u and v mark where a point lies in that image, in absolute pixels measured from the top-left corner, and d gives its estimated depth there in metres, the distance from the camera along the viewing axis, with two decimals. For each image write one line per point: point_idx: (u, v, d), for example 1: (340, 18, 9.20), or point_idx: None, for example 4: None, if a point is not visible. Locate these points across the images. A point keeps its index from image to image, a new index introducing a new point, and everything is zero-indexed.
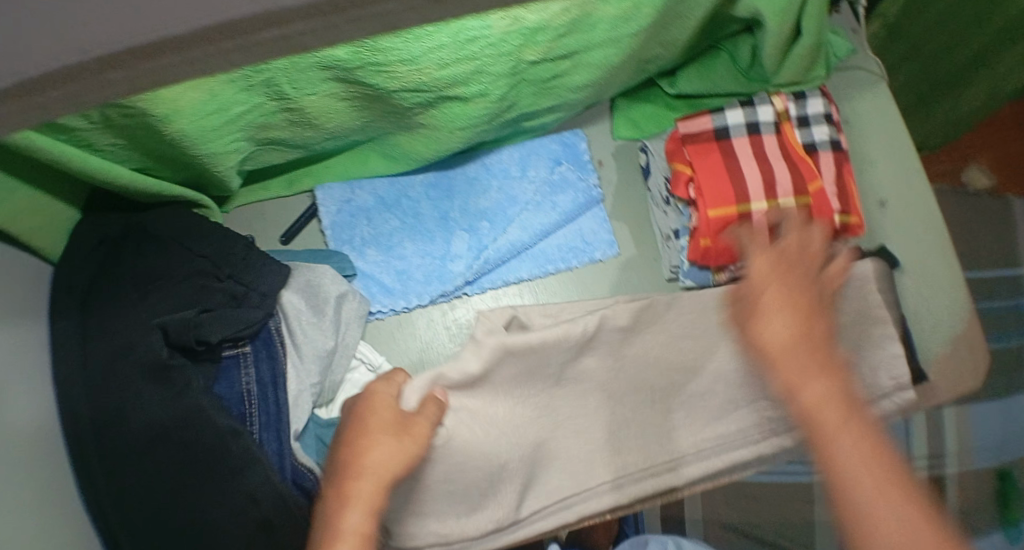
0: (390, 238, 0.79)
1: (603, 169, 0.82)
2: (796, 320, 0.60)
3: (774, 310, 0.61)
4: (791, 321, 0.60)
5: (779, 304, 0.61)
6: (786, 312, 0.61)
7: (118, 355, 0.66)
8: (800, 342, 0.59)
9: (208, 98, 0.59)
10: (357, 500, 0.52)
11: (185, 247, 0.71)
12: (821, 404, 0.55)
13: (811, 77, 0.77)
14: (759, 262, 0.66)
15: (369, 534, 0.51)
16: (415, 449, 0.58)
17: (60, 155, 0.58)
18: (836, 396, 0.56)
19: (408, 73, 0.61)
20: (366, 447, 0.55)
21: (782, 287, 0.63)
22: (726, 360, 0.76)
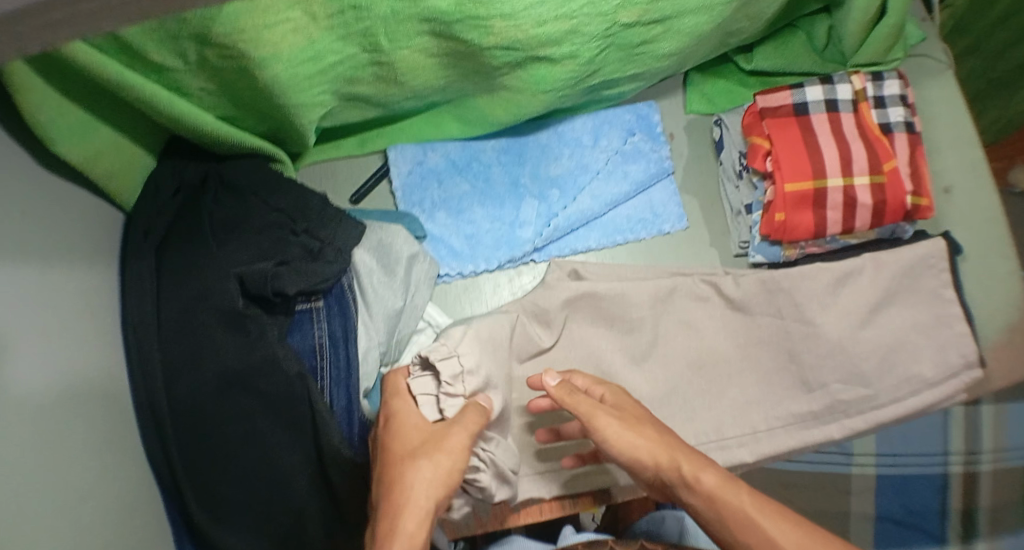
0: (460, 201, 0.78)
1: (674, 142, 0.82)
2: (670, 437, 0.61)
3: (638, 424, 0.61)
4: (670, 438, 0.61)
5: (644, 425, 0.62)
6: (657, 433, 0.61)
7: (194, 301, 0.66)
8: (671, 446, 0.60)
9: (305, 42, 0.59)
10: (409, 509, 0.51)
11: (261, 200, 0.72)
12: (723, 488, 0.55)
13: (890, 57, 0.78)
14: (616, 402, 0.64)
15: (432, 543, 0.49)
16: (459, 464, 0.55)
17: (152, 91, 0.58)
18: (730, 477, 0.57)
19: (505, 29, 0.61)
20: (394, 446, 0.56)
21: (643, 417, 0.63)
22: (796, 337, 0.76)
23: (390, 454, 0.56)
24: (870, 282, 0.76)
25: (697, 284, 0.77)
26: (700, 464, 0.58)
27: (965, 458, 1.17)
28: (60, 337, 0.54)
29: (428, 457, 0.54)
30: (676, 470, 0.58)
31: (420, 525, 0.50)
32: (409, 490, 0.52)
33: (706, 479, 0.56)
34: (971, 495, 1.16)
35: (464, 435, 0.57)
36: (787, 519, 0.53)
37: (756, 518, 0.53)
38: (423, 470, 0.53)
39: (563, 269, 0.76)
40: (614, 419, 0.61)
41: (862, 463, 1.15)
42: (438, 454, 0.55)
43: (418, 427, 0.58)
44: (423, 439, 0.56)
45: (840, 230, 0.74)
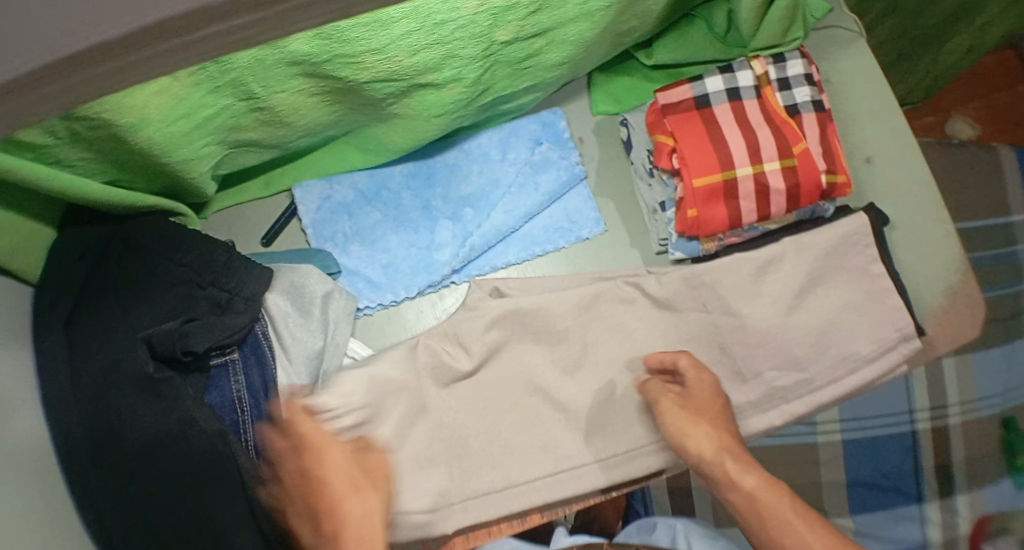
0: (374, 231, 0.78)
1: (584, 146, 0.81)
2: (710, 435, 0.66)
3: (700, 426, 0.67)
4: (712, 436, 0.66)
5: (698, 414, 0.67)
6: (707, 424, 0.67)
7: (106, 373, 0.65)
8: (729, 449, 0.65)
9: (175, 103, 0.58)
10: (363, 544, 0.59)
11: (165, 257, 0.70)
12: (762, 490, 0.62)
13: (789, 37, 0.76)
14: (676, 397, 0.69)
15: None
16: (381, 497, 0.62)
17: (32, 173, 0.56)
18: (772, 479, 0.63)
19: (378, 63, 0.59)
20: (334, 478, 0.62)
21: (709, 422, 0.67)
22: (727, 328, 0.75)
23: (326, 493, 0.61)
24: (795, 266, 0.75)
25: (620, 287, 0.75)
26: (743, 465, 0.64)
27: (931, 413, 1.15)
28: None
29: (363, 495, 0.62)
30: (721, 465, 0.64)
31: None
32: (355, 515, 0.60)
33: (748, 481, 0.63)
34: (944, 451, 1.15)
35: (343, 455, 0.64)
36: (831, 532, 0.59)
37: (798, 525, 0.59)
38: (353, 509, 0.60)
39: (483, 288, 0.75)
40: (676, 402, 0.68)
41: (828, 431, 1.13)
42: (367, 491, 0.62)
43: (343, 459, 0.63)
44: (347, 476, 0.62)
45: (756, 218, 0.73)
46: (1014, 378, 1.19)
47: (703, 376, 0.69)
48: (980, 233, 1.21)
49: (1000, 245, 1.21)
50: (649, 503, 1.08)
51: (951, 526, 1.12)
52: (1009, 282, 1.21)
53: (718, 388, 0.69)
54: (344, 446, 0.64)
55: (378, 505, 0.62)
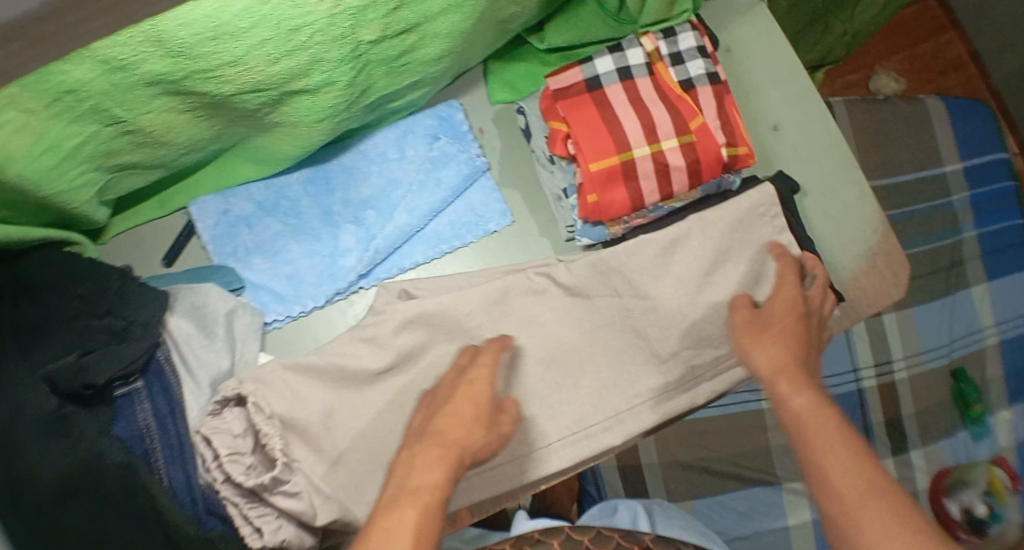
0: (274, 243, 0.76)
1: (485, 137, 0.80)
2: (777, 349, 0.65)
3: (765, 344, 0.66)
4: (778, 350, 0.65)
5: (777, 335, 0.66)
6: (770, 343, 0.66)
7: (7, 419, 0.61)
8: (784, 372, 0.62)
9: (35, 137, 0.56)
10: (438, 464, 0.54)
11: (60, 290, 0.68)
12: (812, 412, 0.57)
13: (677, 10, 0.75)
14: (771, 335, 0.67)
15: (440, 499, 0.52)
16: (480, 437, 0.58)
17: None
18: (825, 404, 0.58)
19: (239, 75, 0.58)
20: (439, 414, 0.59)
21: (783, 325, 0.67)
22: (641, 311, 0.75)
23: (442, 413, 0.59)
24: (703, 242, 0.75)
25: (530, 278, 0.75)
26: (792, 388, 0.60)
27: (877, 370, 1.16)
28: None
29: (479, 429, 0.58)
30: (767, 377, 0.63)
31: (441, 481, 0.53)
32: (435, 442, 0.56)
33: (796, 402, 0.58)
34: (892, 405, 1.15)
35: (484, 385, 0.61)
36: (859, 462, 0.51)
37: (831, 455, 0.52)
38: (474, 439, 0.58)
39: (392, 291, 0.74)
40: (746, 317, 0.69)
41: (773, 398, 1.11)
42: (489, 430, 0.59)
43: (478, 402, 0.60)
44: (478, 409, 0.59)
45: (659, 197, 0.72)
46: (958, 327, 1.19)
47: (785, 290, 0.70)
48: (913, 184, 1.21)
49: (933, 195, 1.21)
50: (601, 485, 1.08)
51: (907, 479, 1.13)
52: (944, 232, 1.21)
53: (795, 305, 0.69)
54: (507, 409, 0.61)
55: (483, 447, 0.58)
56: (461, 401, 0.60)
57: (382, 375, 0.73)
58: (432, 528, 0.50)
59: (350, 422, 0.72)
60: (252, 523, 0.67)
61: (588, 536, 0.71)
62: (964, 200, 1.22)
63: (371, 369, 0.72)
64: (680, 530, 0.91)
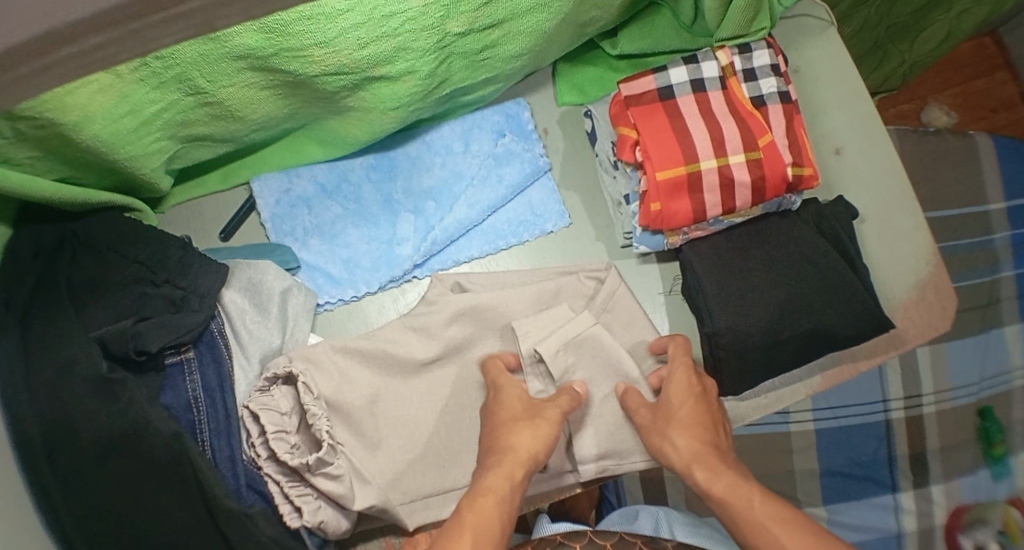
0: (333, 226, 0.76)
1: (549, 137, 0.80)
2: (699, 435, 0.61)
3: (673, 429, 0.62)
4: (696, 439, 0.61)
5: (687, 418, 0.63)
6: (688, 426, 0.62)
7: (56, 376, 0.61)
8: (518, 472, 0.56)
9: (119, 100, 0.56)
10: (504, 466, 0.56)
11: (120, 254, 0.69)
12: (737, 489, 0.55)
13: (755, 27, 0.75)
14: (685, 407, 0.64)
15: (504, 495, 0.53)
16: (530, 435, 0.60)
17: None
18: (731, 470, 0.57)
19: (326, 57, 0.58)
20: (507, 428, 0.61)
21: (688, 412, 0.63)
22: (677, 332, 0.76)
23: (496, 425, 0.62)
24: (759, 261, 0.75)
25: (581, 281, 0.75)
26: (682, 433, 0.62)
27: (906, 402, 1.14)
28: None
29: (533, 424, 0.61)
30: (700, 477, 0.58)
31: (504, 480, 0.55)
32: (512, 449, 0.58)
33: (720, 485, 0.56)
34: (919, 439, 1.14)
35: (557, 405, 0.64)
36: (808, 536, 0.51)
37: (774, 530, 0.51)
38: (523, 438, 0.59)
39: (445, 283, 0.75)
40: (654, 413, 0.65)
41: (801, 420, 1.12)
42: (537, 420, 0.61)
43: (517, 397, 0.65)
44: (521, 409, 0.63)
45: (721, 211, 0.72)
46: (991, 365, 1.18)
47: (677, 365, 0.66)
48: (955, 220, 1.21)
49: (974, 232, 1.21)
50: (622, 494, 1.07)
51: (926, 514, 1.12)
52: (983, 269, 1.20)
53: (692, 386, 0.65)
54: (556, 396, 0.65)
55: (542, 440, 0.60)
56: (508, 413, 0.63)
57: (427, 364, 0.73)
58: (510, 518, 0.52)
59: (389, 408, 0.72)
60: (292, 502, 0.67)
61: (611, 540, 0.71)
62: (1006, 239, 1.21)
63: (417, 358, 0.72)
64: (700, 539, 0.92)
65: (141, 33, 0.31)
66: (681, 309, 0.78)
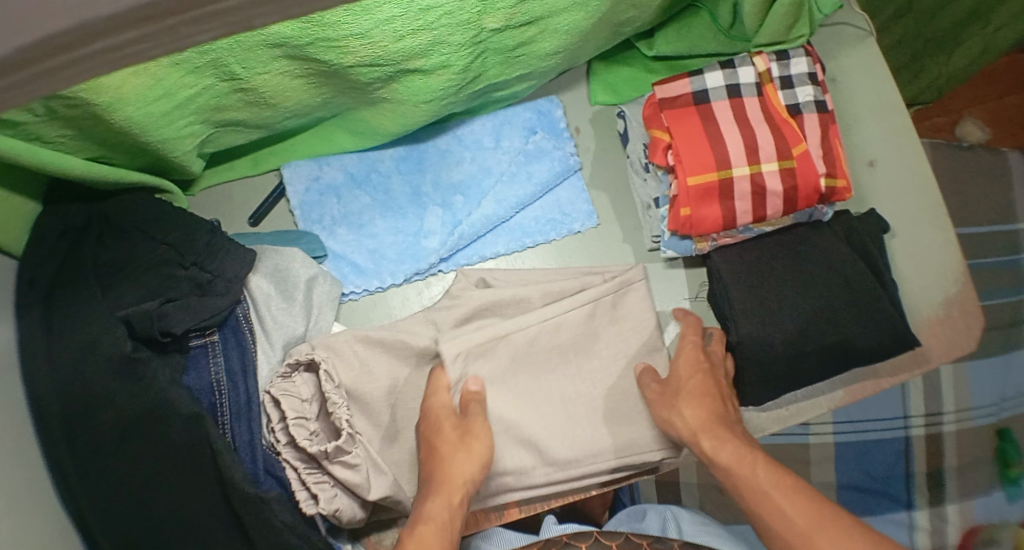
0: (361, 216, 0.77)
1: (580, 136, 0.80)
2: (704, 407, 0.68)
3: (684, 399, 0.69)
4: (702, 410, 0.68)
5: (693, 392, 0.69)
6: (695, 399, 0.69)
7: (81, 354, 0.63)
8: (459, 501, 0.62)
9: (153, 83, 0.56)
10: (444, 493, 0.62)
11: (148, 235, 0.69)
12: (737, 462, 0.62)
13: (794, 34, 0.74)
14: (690, 381, 0.70)
15: (444, 522, 0.59)
16: (473, 462, 0.65)
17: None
18: (749, 449, 0.63)
19: (361, 48, 0.57)
20: (446, 457, 0.64)
21: (697, 383, 0.70)
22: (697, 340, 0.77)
23: (438, 449, 0.65)
24: (788, 271, 0.74)
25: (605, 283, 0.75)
26: (689, 403, 0.68)
27: (926, 419, 1.13)
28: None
29: (467, 449, 0.66)
30: (698, 444, 0.65)
31: (444, 507, 0.61)
32: (448, 472, 0.64)
33: (724, 456, 0.63)
34: (936, 457, 1.12)
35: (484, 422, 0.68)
36: (803, 497, 0.57)
37: (773, 494, 0.58)
38: (460, 463, 0.64)
39: (469, 278, 0.74)
40: (656, 392, 0.71)
41: (819, 432, 1.11)
42: (470, 442, 0.66)
43: (449, 417, 0.67)
44: (455, 428, 0.67)
45: (751, 219, 0.71)
46: (1012, 386, 1.16)
47: (686, 346, 0.73)
48: (984, 237, 1.19)
49: (1003, 250, 1.19)
50: (635, 497, 1.06)
51: (940, 533, 1.10)
52: (1010, 288, 1.18)
53: (699, 365, 0.72)
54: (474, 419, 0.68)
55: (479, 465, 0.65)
56: (444, 441, 0.65)
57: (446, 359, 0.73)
58: (449, 542, 0.58)
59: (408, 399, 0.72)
60: (308, 489, 0.67)
61: (616, 540, 0.70)
62: None
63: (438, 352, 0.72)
64: (710, 538, 0.90)
65: (177, 27, 0.37)
66: (706, 315, 0.79)
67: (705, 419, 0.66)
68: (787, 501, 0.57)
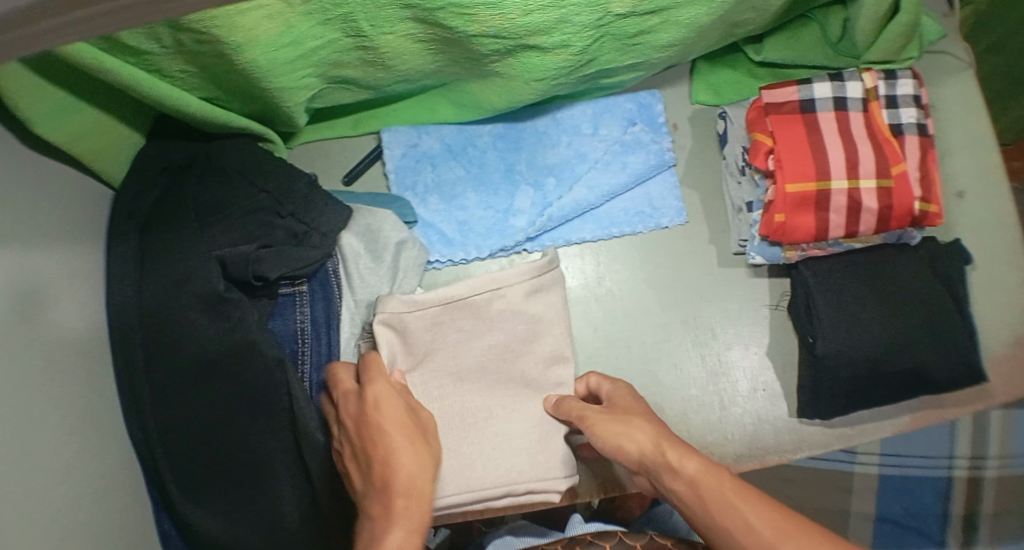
0: (453, 187, 0.77)
1: (678, 133, 0.80)
2: (637, 433, 0.59)
3: (594, 423, 0.63)
4: (633, 435, 0.59)
5: (620, 419, 0.61)
6: (629, 421, 0.61)
7: (174, 288, 0.64)
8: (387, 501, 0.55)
9: (283, 30, 0.57)
10: (385, 512, 0.54)
11: (248, 180, 0.70)
12: (700, 474, 0.53)
13: (902, 56, 0.75)
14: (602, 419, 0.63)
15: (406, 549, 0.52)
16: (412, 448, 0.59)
17: (121, 65, 0.56)
18: (714, 463, 0.54)
19: (490, 18, 0.59)
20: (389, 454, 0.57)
21: (613, 424, 0.61)
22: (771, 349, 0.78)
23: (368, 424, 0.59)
24: (870, 291, 0.74)
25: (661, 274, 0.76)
26: (622, 425, 0.61)
27: (969, 462, 1.11)
28: (53, 305, 0.55)
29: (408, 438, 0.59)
30: (662, 457, 0.56)
31: (404, 528, 0.53)
32: (387, 459, 0.57)
33: (689, 465, 0.54)
34: (975, 501, 1.10)
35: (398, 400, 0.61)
36: (768, 504, 0.50)
37: (738, 504, 0.50)
38: (405, 461, 0.57)
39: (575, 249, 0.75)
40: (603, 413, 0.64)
41: (865, 462, 1.10)
42: (423, 446, 0.60)
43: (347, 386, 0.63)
44: (411, 425, 0.61)
45: (843, 234, 0.71)
46: None
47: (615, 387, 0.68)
48: None
49: None
50: None
51: None
52: None
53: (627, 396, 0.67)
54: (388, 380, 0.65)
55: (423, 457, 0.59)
56: (387, 419, 0.60)
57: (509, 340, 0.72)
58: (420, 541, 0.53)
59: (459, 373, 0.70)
60: None
61: (641, 540, 0.68)
62: None
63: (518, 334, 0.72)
64: None
65: None
66: (784, 326, 0.78)
67: (654, 444, 0.57)
68: (730, 496, 0.51)
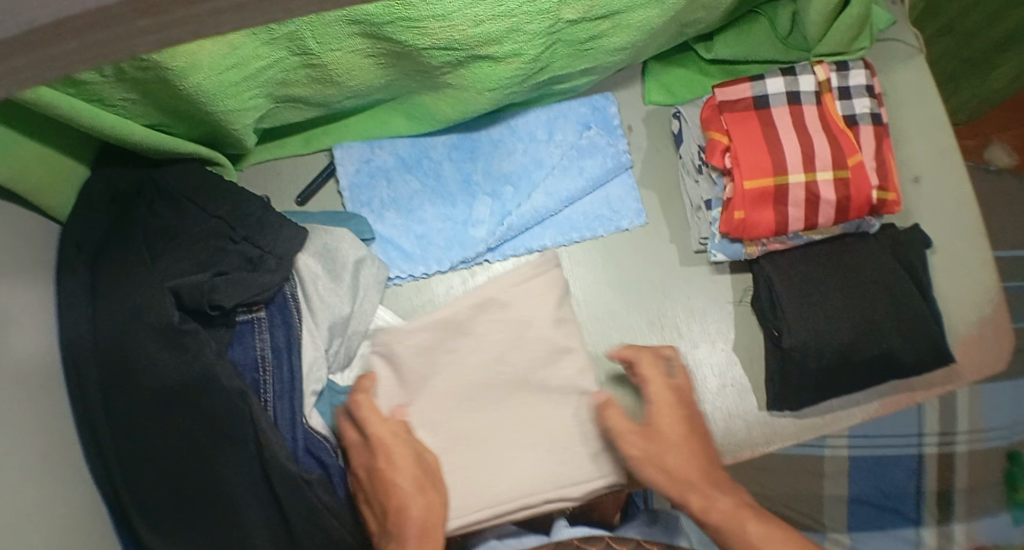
0: (410, 200, 0.76)
1: (632, 134, 0.80)
2: (684, 452, 0.64)
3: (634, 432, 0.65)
4: (682, 451, 0.64)
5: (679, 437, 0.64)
6: (680, 445, 0.64)
7: (128, 322, 0.62)
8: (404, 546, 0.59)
9: (227, 51, 0.55)
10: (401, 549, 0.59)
11: (198, 206, 0.68)
12: (731, 517, 0.59)
13: (853, 47, 0.75)
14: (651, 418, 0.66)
15: None
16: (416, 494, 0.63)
17: (58, 96, 0.53)
18: (742, 501, 0.61)
19: (440, 30, 0.57)
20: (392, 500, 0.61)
21: (670, 447, 0.64)
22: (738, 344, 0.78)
23: (381, 475, 0.62)
24: (832, 282, 0.74)
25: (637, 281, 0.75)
26: (672, 446, 0.64)
27: (939, 439, 1.13)
28: (4, 350, 0.53)
29: (410, 484, 0.63)
30: (688, 501, 0.62)
31: None
32: (392, 502, 0.61)
33: (721, 501, 0.61)
34: (947, 477, 1.12)
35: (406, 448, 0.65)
36: (790, 537, 0.58)
37: (762, 548, 0.57)
38: (416, 504, 0.61)
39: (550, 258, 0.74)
40: (637, 435, 0.65)
41: (836, 446, 1.11)
42: (430, 491, 0.64)
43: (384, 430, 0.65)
44: (420, 473, 0.64)
45: (802, 227, 0.72)
46: None
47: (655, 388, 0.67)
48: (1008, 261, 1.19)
49: None
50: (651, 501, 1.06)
51: None
52: None
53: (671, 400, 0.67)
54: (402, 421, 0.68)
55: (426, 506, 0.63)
56: (399, 474, 0.63)
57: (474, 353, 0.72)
58: None
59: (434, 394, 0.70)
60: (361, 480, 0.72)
61: (626, 547, 0.67)
62: None
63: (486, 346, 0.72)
64: None
65: None
66: (749, 321, 0.78)
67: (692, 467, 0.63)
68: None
